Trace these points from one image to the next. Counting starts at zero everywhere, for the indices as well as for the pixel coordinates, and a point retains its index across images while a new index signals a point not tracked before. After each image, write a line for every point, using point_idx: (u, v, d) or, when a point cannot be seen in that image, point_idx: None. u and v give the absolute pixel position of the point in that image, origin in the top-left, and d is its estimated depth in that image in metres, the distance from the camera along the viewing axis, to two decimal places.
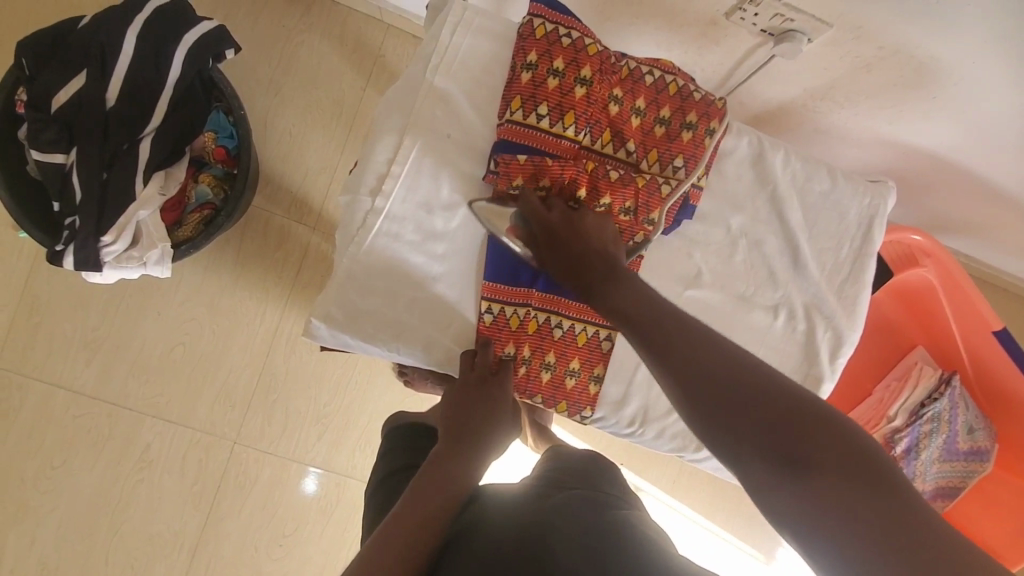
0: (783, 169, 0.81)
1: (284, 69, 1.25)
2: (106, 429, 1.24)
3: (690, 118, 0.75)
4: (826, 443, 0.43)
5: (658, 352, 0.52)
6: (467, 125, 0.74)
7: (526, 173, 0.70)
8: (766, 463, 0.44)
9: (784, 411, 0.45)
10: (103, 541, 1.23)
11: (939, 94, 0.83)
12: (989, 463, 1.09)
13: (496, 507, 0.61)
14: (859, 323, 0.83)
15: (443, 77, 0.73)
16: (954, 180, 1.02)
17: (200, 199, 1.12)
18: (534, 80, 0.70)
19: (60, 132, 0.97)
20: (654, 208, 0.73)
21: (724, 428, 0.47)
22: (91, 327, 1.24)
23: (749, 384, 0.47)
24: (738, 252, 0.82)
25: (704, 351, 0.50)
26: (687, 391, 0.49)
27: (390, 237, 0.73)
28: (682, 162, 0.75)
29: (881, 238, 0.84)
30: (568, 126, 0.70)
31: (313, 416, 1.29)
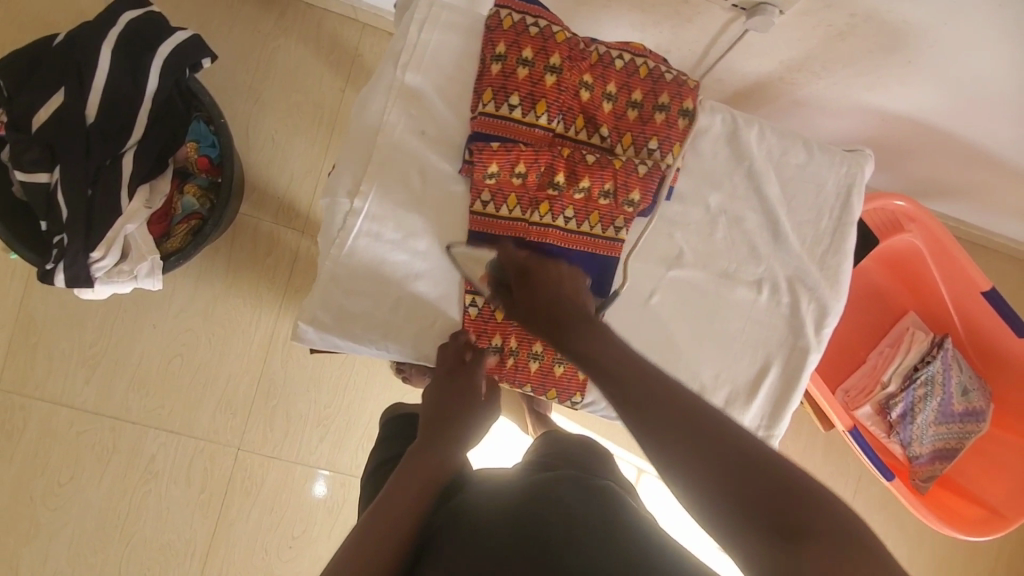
0: (759, 145, 0.81)
1: (261, 75, 1.25)
2: (111, 443, 1.25)
3: (662, 100, 0.75)
4: (814, 519, 0.44)
5: (646, 407, 0.52)
6: (441, 121, 0.74)
7: (500, 159, 0.71)
8: (761, 534, 0.44)
9: (768, 483, 0.46)
10: (115, 553, 1.25)
11: (915, 58, 0.83)
12: (985, 423, 1.09)
13: (484, 489, 0.64)
14: (844, 293, 0.84)
15: (414, 74, 0.73)
16: (936, 144, 1.03)
17: (186, 209, 1.12)
18: (504, 71, 0.70)
19: (42, 152, 0.97)
20: (631, 190, 0.74)
21: (709, 491, 0.46)
22: (88, 343, 1.25)
23: (738, 452, 0.47)
24: (719, 230, 0.83)
25: (692, 414, 0.50)
26: (670, 436, 0.49)
27: (372, 238, 0.74)
28: (657, 144, 0.75)
29: (860, 206, 0.84)
30: (540, 115, 0.70)
31: (314, 418, 1.30)
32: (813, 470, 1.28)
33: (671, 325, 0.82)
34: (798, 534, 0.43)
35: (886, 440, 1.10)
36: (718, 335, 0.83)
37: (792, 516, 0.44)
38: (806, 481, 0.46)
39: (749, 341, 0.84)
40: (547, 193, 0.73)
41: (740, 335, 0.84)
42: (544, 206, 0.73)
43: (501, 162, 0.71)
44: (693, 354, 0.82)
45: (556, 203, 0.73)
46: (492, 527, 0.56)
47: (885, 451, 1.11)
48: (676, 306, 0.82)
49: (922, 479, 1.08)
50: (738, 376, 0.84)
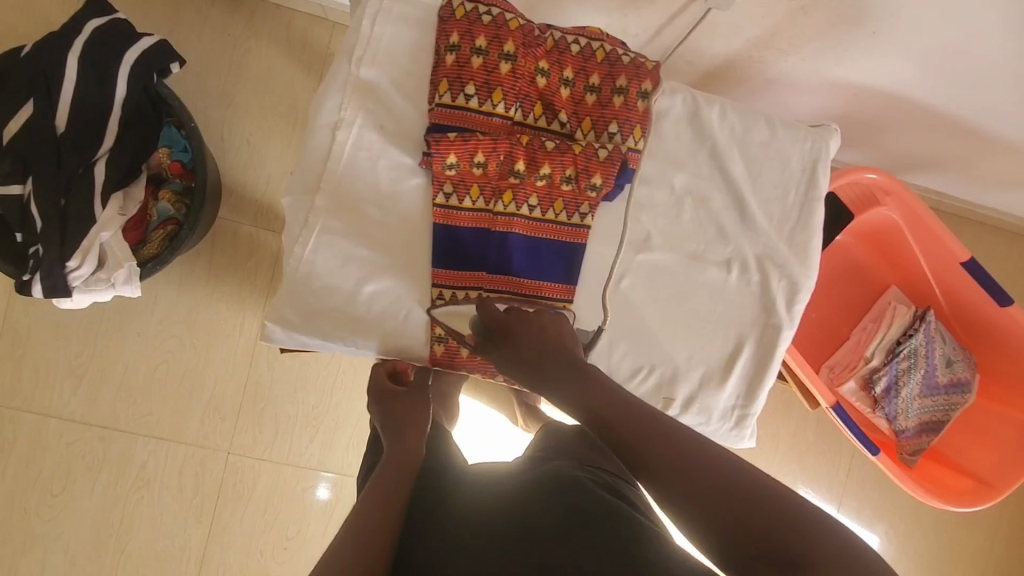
0: (721, 122, 0.81)
1: (232, 78, 1.24)
2: (101, 452, 1.25)
3: (621, 82, 0.76)
4: (816, 549, 0.48)
5: (650, 463, 0.55)
6: (399, 113, 0.74)
7: (458, 150, 0.71)
8: (767, 568, 0.49)
9: (772, 521, 0.50)
10: (112, 561, 1.25)
11: (880, 29, 0.83)
12: (971, 394, 1.09)
13: (488, 490, 0.67)
14: (814, 267, 0.84)
15: (369, 67, 0.73)
16: (909, 116, 1.02)
17: (162, 215, 1.10)
18: (459, 61, 0.72)
19: (14, 164, 0.97)
20: (592, 173, 0.74)
21: (719, 536, 0.51)
22: (73, 354, 1.25)
23: (740, 498, 0.51)
24: (685, 212, 0.83)
25: (694, 463, 0.53)
26: (671, 472, 0.54)
27: (333, 234, 0.74)
28: (617, 128, 0.76)
29: (827, 181, 0.84)
30: (497, 103, 0.72)
31: (303, 418, 1.31)
32: (802, 449, 1.28)
33: (643, 308, 0.82)
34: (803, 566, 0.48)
35: (871, 416, 1.10)
36: (691, 316, 0.84)
37: (794, 550, 0.49)
38: (803, 511, 0.50)
39: (722, 322, 0.84)
40: (509, 182, 0.74)
41: (714, 315, 0.84)
42: (507, 195, 0.74)
43: (460, 153, 0.72)
44: (666, 336, 0.83)
45: (519, 192, 0.75)
46: (481, 529, 0.61)
47: (871, 426, 1.11)
48: (646, 290, 0.82)
49: (910, 453, 1.08)
50: (711, 357, 0.84)
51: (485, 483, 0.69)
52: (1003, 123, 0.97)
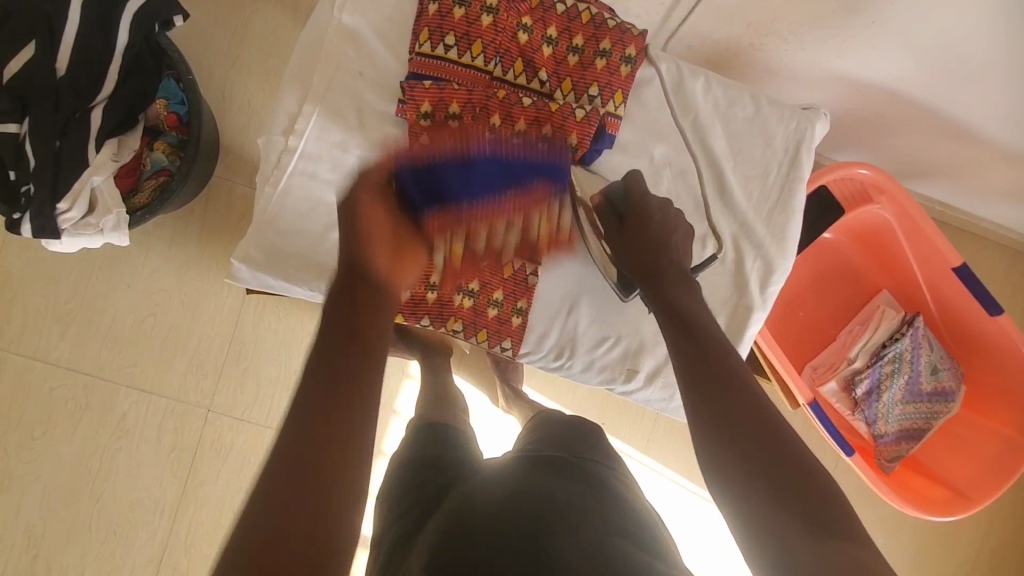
0: (704, 95, 0.85)
1: (238, 37, 1.25)
2: (84, 399, 1.26)
3: (604, 45, 0.79)
4: (836, 513, 0.48)
5: (710, 377, 0.57)
6: (379, 61, 0.78)
7: (433, 99, 0.75)
8: (786, 520, 0.48)
9: (796, 469, 0.50)
10: (87, 510, 1.26)
11: (878, 18, 0.82)
12: (955, 403, 1.08)
13: (475, 484, 0.63)
14: (789, 252, 0.86)
15: (351, 15, 0.77)
16: (909, 117, 1.01)
17: (156, 166, 1.12)
18: (440, 11, 0.74)
19: (12, 102, 0.97)
20: (568, 133, 0.78)
21: (744, 476, 0.51)
22: (63, 301, 1.26)
23: (772, 439, 0.52)
24: (664, 181, 0.85)
25: (746, 396, 0.55)
26: (714, 393, 0.56)
27: (306, 177, 0.78)
28: (597, 90, 0.79)
29: (809, 163, 0.86)
30: (476, 56, 0.75)
31: (285, 383, 1.31)
32: None
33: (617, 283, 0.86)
34: (823, 524, 0.47)
35: (851, 419, 1.08)
36: None
37: (817, 503, 0.49)
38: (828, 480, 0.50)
39: None
40: None
41: None
42: None
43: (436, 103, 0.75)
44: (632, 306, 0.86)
45: None
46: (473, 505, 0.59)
47: (851, 430, 1.10)
48: None
49: (887, 460, 1.07)
50: None
51: (479, 477, 0.65)
52: (1004, 129, 0.96)
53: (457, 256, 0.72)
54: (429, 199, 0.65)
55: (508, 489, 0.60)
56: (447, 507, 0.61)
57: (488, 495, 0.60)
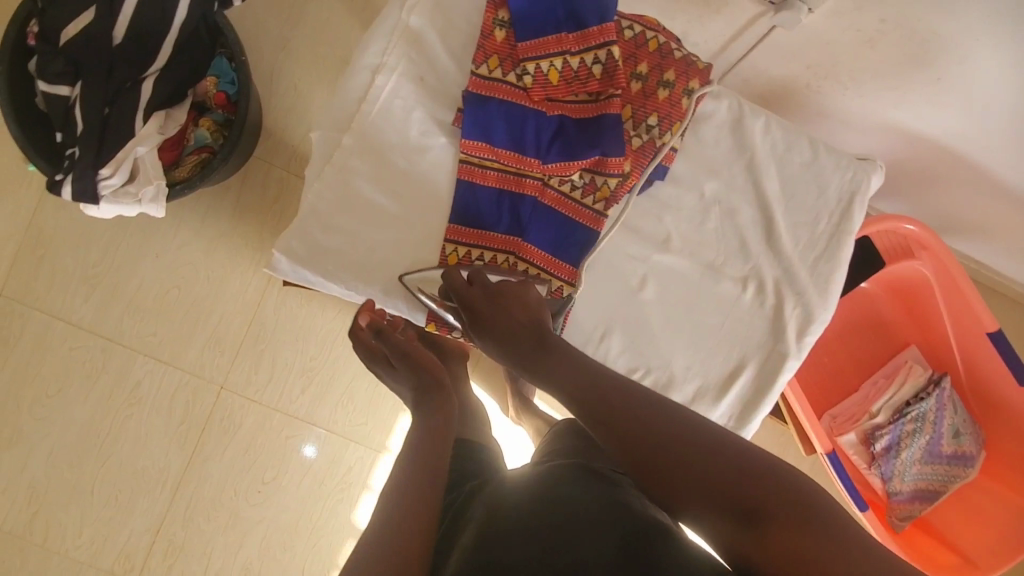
0: (763, 135, 0.84)
1: (292, 22, 1.26)
2: (100, 363, 1.27)
3: (668, 76, 0.78)
4: (768, 497, 0.53)
5: (612, 440, 0.60)
6: (439, 67, 0.79)
7: (489, 121, 0.76)
8: (726, 521, 0.54)
9: (717, 477, 0.55)
10: (91, 472, 1.27)
11: (944, 76, 0.80)
12: (973, 469, 1.06)
13: (504, 491, 0.69)
14: (831, 302, 0.85)
15: (418, 17, 0.77)
16: (960, 175, 0.99)
17: (198, 142, 1.13)
18: (508, 39, 0.75)
19: (67, 66, 0.99)
20: (625, 159, 0.77)
21: (678, 497, 0.56)
22: (91, 264, 1.26)
23: (687, 471, 0.56)
24: (710, 220, 0.86)
25: (650, 435, 0.58)
26: (632, 445, 0.58)
27: (355, 175, 0.78)
28: (656, 120, 0.78)
29: (860, 216, 0.85)
30: (530, 78, 0.75)
31: (300, 368, 1.32)
32: None
33: (651, 315, 0.85)
34: (759, 522, 0.52)
35: (866, 472, 1.07)
36: (694, 327, 0.86)
37: (749, 501, 0.53)
38: (754, 463, 0.55)
39: (726, 338, 0.86)
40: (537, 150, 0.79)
41: (718, 330, 0.86)
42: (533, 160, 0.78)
43: (490, 127, 0.76)
44: (665, 343, 0.85)
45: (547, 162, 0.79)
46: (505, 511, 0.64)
47: (863, 483, 1.08)
48: (664, 293, 0.85)
49: (898, 518, 1.06)
50: (709, 373, 0.86)
51: (505, 485, 0.70)
52: None
53: (553, 73, 0.75)
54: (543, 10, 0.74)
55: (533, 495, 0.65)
56: (477, 513, 0.67)
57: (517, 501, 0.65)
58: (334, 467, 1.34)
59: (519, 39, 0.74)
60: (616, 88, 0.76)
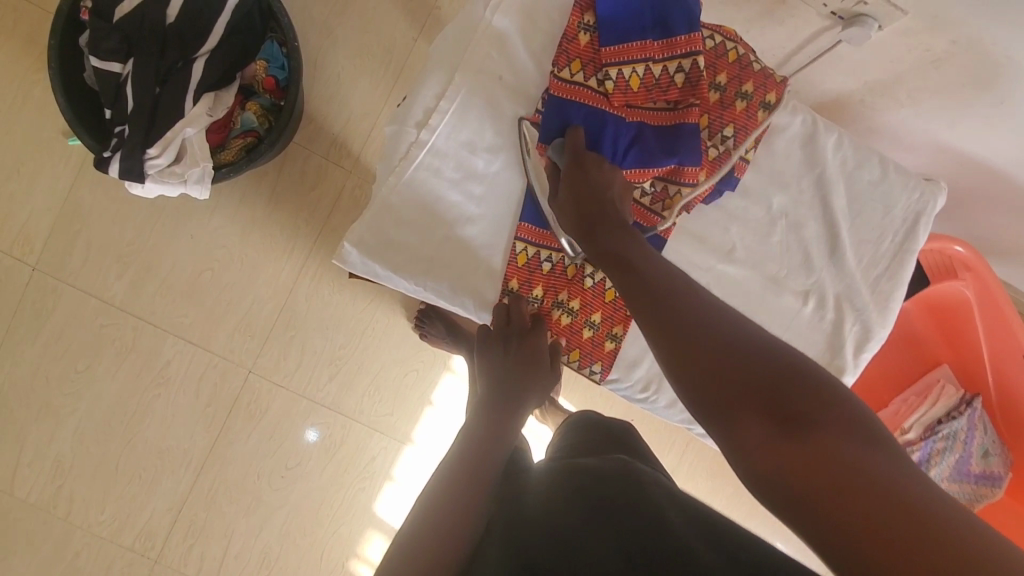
0: (835, 152, 0.85)
1: (340, 9, 1.25)
2: (131, 341, 1.27)
3: (747, 88, 0.78)
4: (821, 406, 0.45)
5: (657, 321, 0.54)
6: (512, 68, 0.79)
7: (571, 124, 0.76)
8: (762, 421, 0.46)
9: (770, 374, 0.47)
10: (116, 449, 1.28)
11: (1008, 100, 0.81)
12: (1000, 490, 1.07)
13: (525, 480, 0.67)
14: (889, 321, 0.89)
15: (503, 16, 0.77)
16: (1007, 199, 0.99)
17: (246, 126, 1.13)
18: (591, 44, 0.76)
19: (120, 43, 0.98)
20: (701, 170, 0.78)
21: (717, 396, 0.49)
22: (126, 242, 1.26)
23: (734, 361, 0.49)
24: (776, 233, 0.88)
25: (704, 318, 0.52)
26: (676, 335, 0.52)
27: (431, 171, 0.80)
28: (731, 132, 0.79)
29: (924, 236, 0.87)
30: (611, 83, 0.75)
31: (328, 356, 1.32)
32: None
33: None
34: (802, 427, 0.44)
35: None
36: None
37: (795, 402, 0.46)
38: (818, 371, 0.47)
39: None
40: None
41: None
42: None
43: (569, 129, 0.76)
44: None
45: None
46: (542, 493, 0.62)
47: None
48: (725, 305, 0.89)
49: None
50: None
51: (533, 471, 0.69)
52: None
53: (635, 79, 0.76)
54: (630, 14, 0.74)
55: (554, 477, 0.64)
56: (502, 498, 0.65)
57: (545, 490, 0.62)
58: (357, 455, 1.34)
59: (603, 44, 0.75)
60: (697, 98, 0.76)
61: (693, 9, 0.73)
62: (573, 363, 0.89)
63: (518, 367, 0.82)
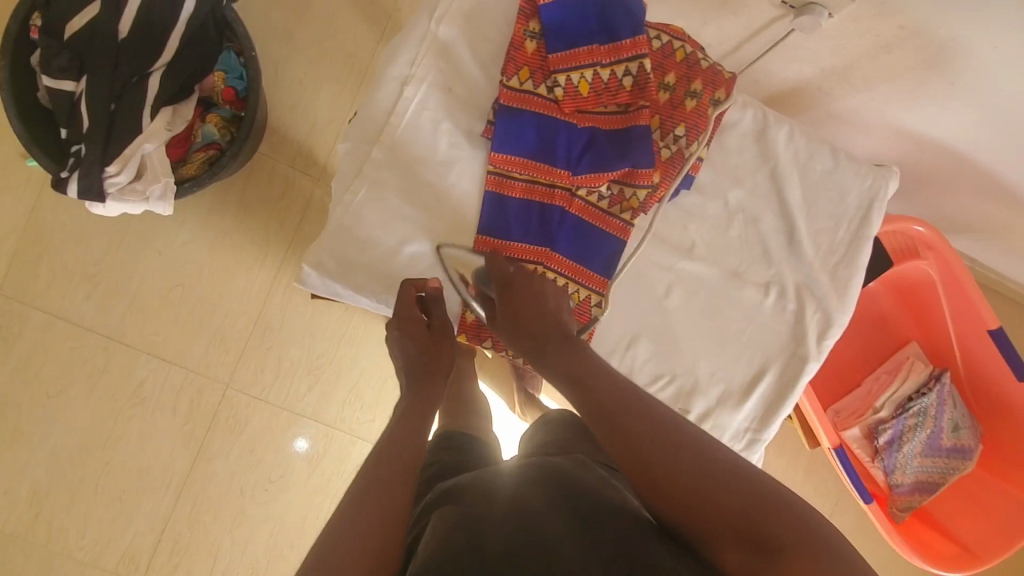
0: (787, 144, 0.87)
1: (298, 17, 1.24)
2: (102, 362, 1.25)
3: (695, 86, 0.80)
4: (786, 528, 0.50)
5: (625, 451, 0.58)
6: (465, 75, 0.80)
7: (523, 133, 0.78)
8: (740, 554, 0.51)
9: (736, 498, 0.52)
10: (93, 472, 1.26)
11: (957, 81, 0.82)
12: (971, 462, 1.09)
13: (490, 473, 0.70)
14: (849, 306, 0.90)
15: (447, 26, 0.79)
16: (965, 178, 1.01)
17: (207, 138, 1.11)
18: (538, 51, 0.78)
19: (71, 60, 0.97)
20: (654, 171, 0.79)
21: (693, 524, 0.53)
22: (92, 262, 1.24)
23: (702, 490, 0.54)
24: (734, 227, 0.90)
25: (670, 447, 0.57)
26: (645, 466, 0.57)
27: (385, 185, 0.81)
28: (683, 131, 0.80)
29: (878, 220, 0.89)
30: (559, 91, 0.77)
31: (305, 367, 1.31)
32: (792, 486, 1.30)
33: (676, 319, 0.89)
34: (772, 551, 0.49)
35: (869, 466, 1.10)
36: (720, 329, 0.90)
37: (763, 527, 0.50)
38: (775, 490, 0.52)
39: (749, 344, 0.91)
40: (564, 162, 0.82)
41: (742, 334, 0.91)
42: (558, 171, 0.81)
43: (521, 137, 0.78)
44: (693, 349, 0.90)
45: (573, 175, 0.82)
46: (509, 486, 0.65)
47: (867, 477, 1.12)
48: (688, 300, 0.90)
49: (899, 508, 1.09)
50: (735, 376, 0.91)
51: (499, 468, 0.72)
52: None
53: (584, 85, 0.77)
54: (572, 22, 0.76)
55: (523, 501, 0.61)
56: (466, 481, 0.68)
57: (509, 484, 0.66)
58: (341, 464, 1.34)
59: (549, 51, 0.76)
60: (646, 100, 0.78)
61: (636, 13, 0.76)
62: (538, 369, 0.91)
63: (425, 356, 0.76)
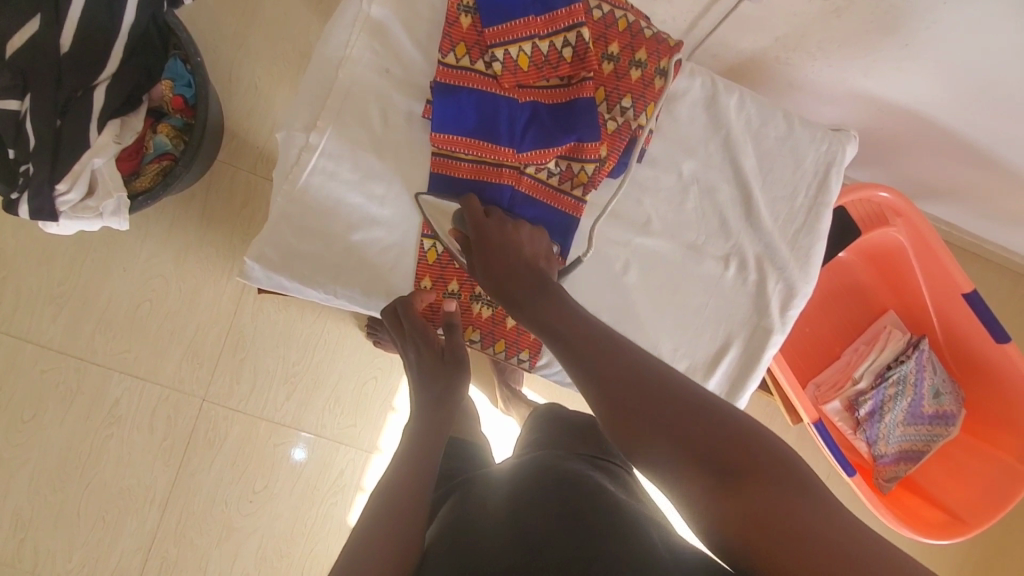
0: (738, 112, 0.86)
1: (247, 18, 1.22)
2: (74, 384, 1.23)
3: (640, 56, 0.80)
4: (753, 457, 0.49)
5: (597, 386, 0.57)
6: (403, 59, 0.80)
7: (464, 111, 0.77)
8: (704, 480, 0.49)
9: (703, 426, 0.51)
10: (73, 496, 1.24)
11: (913, 42, 0.81)
12: (955, 428, 1.08)
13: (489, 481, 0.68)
14: (812, 275, 0.90)
15: (380, 6, 0.78)
16: (930, 141, 1.00)
17: (158, 149, 1.09)
18: (474, 26, 0.76)
19: (14, 78, 0.92)
20: (601, 144, 0.79)
21: (662, 453, 0.52)
22: (56, 283, 1.21)
23: (668, 422, 0.52)
24: (689, 200, 0.88)
25: (643, 382, 0.55)
26: (616, 402, 0.55)
27: (326, 175, 0.79)
28: (630, 102, 0.80)
29: (836, 185, 0.89)
30: (497, 65, 0.76)
31: (282, 375, 1.29)
32: None
33: (636, 297, 0.88)
34: (739, 478, 0.48)
35: (852, 438, 1.09)
36: (683, 305, 0.90)
37: (730, 455, 0.49)
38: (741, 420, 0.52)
39: (713, 319, 0.90)
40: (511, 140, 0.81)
41: (705, 309, 0.90)
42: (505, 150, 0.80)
43: (462, 116, 0.77)
44: (656, 327, 0.89)
45: None
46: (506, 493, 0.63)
47: (852, 449, 1.11)
48: (648, 278, 0.89)
49: (885, 479, 1.08)
50: (698, 351, 0.91)
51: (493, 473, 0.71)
52: None
53: (522, 58, 0.76)
54: None
55: (512, 513, 0.59)
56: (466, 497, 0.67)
57: (504, 491, 0.64)
58: (326, 472, 1.32)
59: (485, 25, 0.75)
60: (588, 71, 0.77)
61: None
62: (501, 357, 0.89)
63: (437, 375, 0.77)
